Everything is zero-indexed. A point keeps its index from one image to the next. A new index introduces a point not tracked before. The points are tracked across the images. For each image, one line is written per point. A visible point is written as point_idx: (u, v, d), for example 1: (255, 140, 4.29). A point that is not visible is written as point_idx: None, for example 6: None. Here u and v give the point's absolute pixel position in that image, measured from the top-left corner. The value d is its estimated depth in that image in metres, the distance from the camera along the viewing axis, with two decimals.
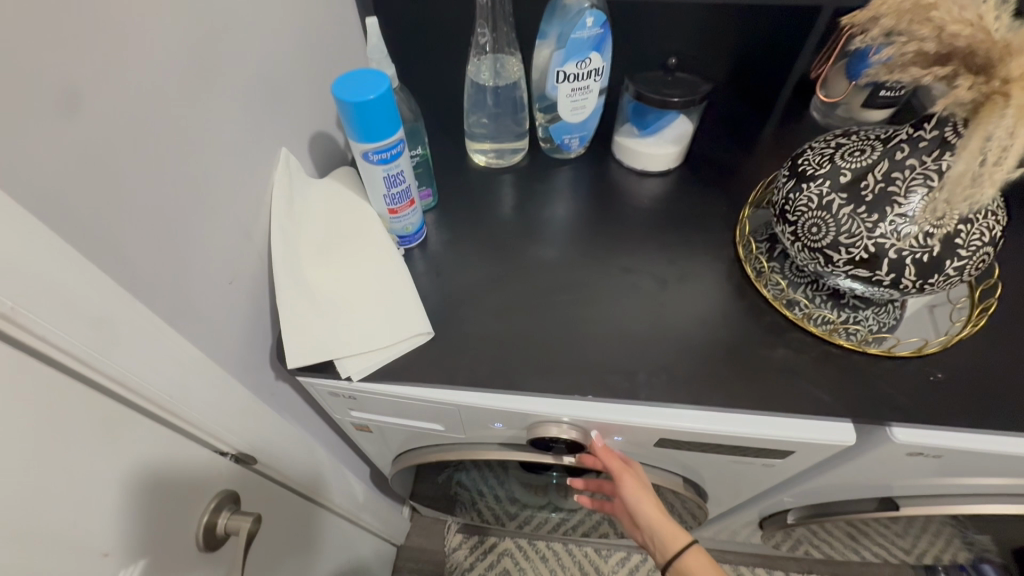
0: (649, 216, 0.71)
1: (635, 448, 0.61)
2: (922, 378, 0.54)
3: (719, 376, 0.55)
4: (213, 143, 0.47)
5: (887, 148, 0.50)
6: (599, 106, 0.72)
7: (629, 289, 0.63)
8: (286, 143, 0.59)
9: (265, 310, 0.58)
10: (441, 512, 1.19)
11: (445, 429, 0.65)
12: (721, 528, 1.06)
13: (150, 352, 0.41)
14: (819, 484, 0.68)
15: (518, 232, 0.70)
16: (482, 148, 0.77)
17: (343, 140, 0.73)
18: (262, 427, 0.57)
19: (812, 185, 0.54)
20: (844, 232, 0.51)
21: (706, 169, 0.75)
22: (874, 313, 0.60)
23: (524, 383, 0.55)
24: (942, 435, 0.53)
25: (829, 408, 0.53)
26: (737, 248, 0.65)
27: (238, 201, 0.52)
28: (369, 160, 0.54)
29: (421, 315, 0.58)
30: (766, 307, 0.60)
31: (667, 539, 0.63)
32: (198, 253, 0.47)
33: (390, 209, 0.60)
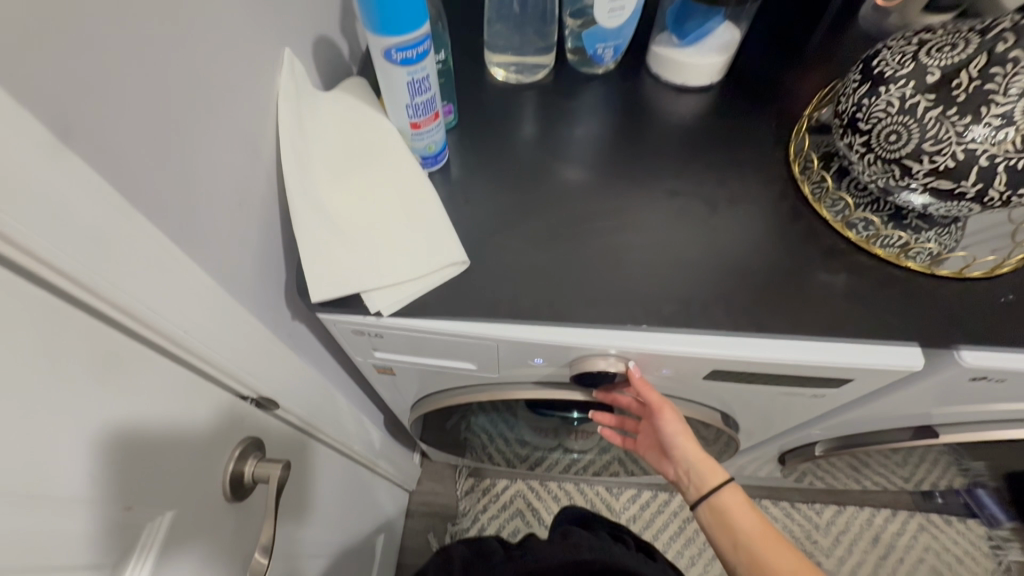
0: (691, 135, 0.64)
1: (683, 381, 0.57)
2: (993, 299, 0.51)
3: (781, 302, 0.52)
4: (212, 33, 0.39)
5: (985, 41, 0.45)
6: (638, 8, 0.63)
7: (676, 213, 0.58)
8: (289, 45, 0.51)
9: (275, 240, 0.51)
10: (453, 457, 1.18)
11: (477, 368, 0.61)
12: (732, 464, 1.07)
13: (162, 278, 0.35)
14: (859, 414, 0.66)
15: (549, 154, 0.63)
16: (503, 60, 0.68)
17: (346, 49, 0.64)
18: (282, 369, 0.52)
19: (893, 87, 0.48)
20: (929, 139, 0.46)
21: (750, 84, 0.69)
22: (937, 234, 0.55)
23: (572, 314, 0.51)
24: (1012, 357, 0.50)
25: (898, 333, 0.50)
26: (791, 168, 0.60)
27: (241, 109, 0.44)
28: (390, 60, 0.46)
29: (456, 242, 0.52)
30: (825, 230, 0.56)
31: (704, 476, 0.62)
32: (200, 166, 0.40)
33: (413, 123, 0.53)
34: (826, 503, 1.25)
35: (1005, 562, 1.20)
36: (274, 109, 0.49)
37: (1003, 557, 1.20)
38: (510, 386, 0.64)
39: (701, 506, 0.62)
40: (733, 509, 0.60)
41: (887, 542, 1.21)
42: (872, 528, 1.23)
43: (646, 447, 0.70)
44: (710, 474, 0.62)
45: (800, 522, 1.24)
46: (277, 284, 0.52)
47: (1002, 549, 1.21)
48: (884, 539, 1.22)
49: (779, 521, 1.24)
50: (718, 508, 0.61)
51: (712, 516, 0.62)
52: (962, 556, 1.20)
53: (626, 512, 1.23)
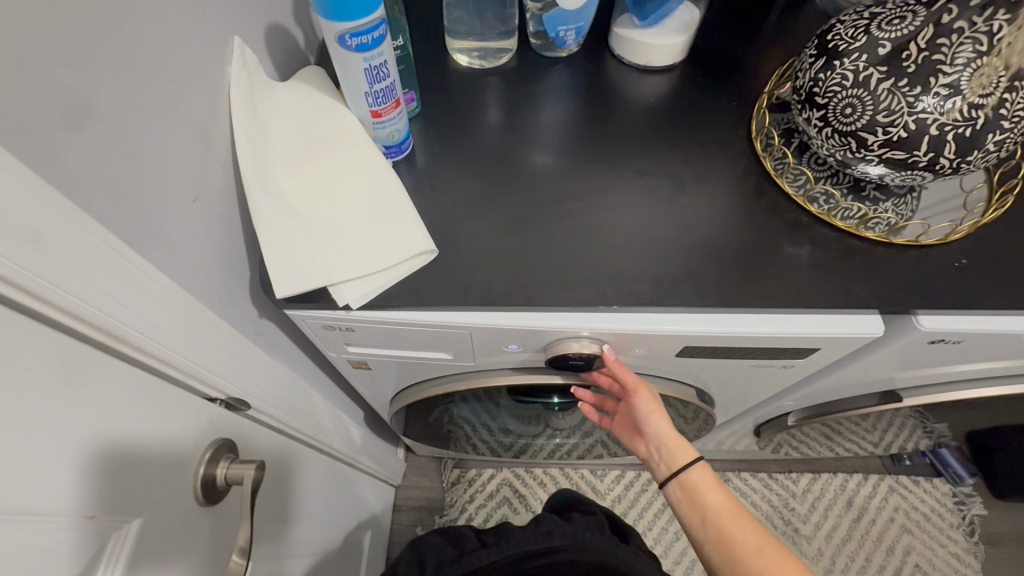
0: (656, 115, 0.65)
1: (656, 359, 0.58)
2: (947, 264, 0.53)
3: (748, 277, 0.53)
4: (153, 20, 0.38)
5: (931, 12, 0.46)
6: None
7: (643, 193, 0.58)
8: (239, 33, 0.49)
9: (236, 236, 0.50)
10: (437, 450, 1.18)
11: (453, 358, 0.61)
12: (711, 439, 1.09)
13: (113, 278, 0.34)
14: (828, 382, 0.68)
15: (516, 140, 0.63)
16: (465, 46, 0.67)
17: (302, 37, 0.62)
18: (251, 368, 0.51)
19: (846, 61, 0.49)
20: (882, 110, 0.47)
21: (712, 63, 0.69)
22: (893, 204, 0.57)
23: (544, 298, 0.51)
24: (966, 319, 0.53)
25: (859, 301, 0.51)
26: (754, 144, 0.61)
27: (191, 101, 0.42)
28: (344, 46, 0.45)
29: (422, 231, 0.51)
30: (788, 204, 0.57)
31: (676, 453, 0.63)
32: (148, 160, 0.38)
33: (373, 111, 0.52)
34: (802, 472, 1.29)
35: (968, 516, 1.26)
36: (226, 100, 0.47)
37: (966, 511, 1.27)
38: (488, 374, 0.64)
39: (670, 483, 0.63)
40: (702, 485, 0.61)
41: (860, 505, 1.26)
42: (845, 493, 1.27)
43: (620, 428, 0.71)
44: (682, 452, 0.63)
45: (778, 491, 1.28)
46: (241, 282, 0.51)
47: (966, 504, 1.27)
48: (857, 503, 1.26)
49: (757, 492, 1.28)
50: (687, 485, 0.62)
51: (680, 493, 0.63)
52: (929, 514, 1.26)
53: (611, 493, 1.25)
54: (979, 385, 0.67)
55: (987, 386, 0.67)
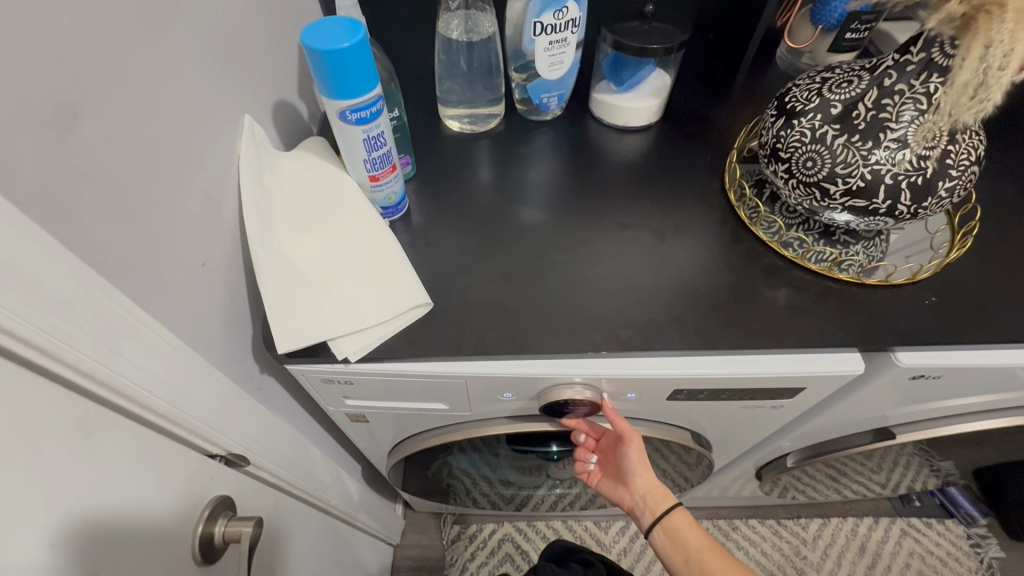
0: (635, 171, 0.69)
1: (649, 403, 0.60)
2: (919, 301, 0.56)
3: (730, 319, 0.55)
4: (172, 106, 0.42)
5: (874, 76, 0.50)
6: (575, 61, 0.69)
7: (626, 244, 0.61)
8: (248, 110, 0.53)
9: (241, 295, 0.53)
10: (437, 505, 1.15)
11: (449, 408, 0.62)
12: (715, 485, 1.08)
13: (130, 345, 0.36)
14: (821, 422, 0.69)
15: (505, 197, 0.67)
16: (456, 113, 0.73)
17: (305, 111, 0.67)
18: (250, 422, 0.52)
19: (803, 120, 0.54)
20: (840, 163, 0.52)
21: (686, 123, 0.75)
22: (864, 247, 0.61)
23: (536, 345, 0.53)
24: (942, 355, 0.54)
25: (838, 340, 0.53)
26: (728, 195, 0.66)
27: (203, 173, 0.46)
28: (345, 121, 0.49)
29: (417, 285, 0.54)
30: (763, 250, 0.61)
31: (657, 498, 0.64)
32: (162, 228, 0.41)
33: (371, 176, 0.56)
34: (810, 517, 1.26)
35: (986, 559, 1.22)
36: (236, 170, 0.51)
37: (983, 554, 1.23)
38: (485, 423, 0.64)
39: (655, 529, 0.64)
40: (684, 527, 0.62)
41: (873, 551, 1.22)
42: (857, 539, 1.24)
43: (603, 477, 0.71)
44: (663, 494, 0.65)
45: (788, 538, 1.24)
46: (244, 339, 0.53)
47: (981, 547, 1.24)
48: (870, 548, 1.23)
49: (767, 540, 1.24)
50: (670, 528, 0.63)
51: (664, 536, 0.63)
52: (945, 558, 1.22)
53: (617, 546, 1.22)
54: (958, 421, 0.68)
55: (965, 421, 0.68)
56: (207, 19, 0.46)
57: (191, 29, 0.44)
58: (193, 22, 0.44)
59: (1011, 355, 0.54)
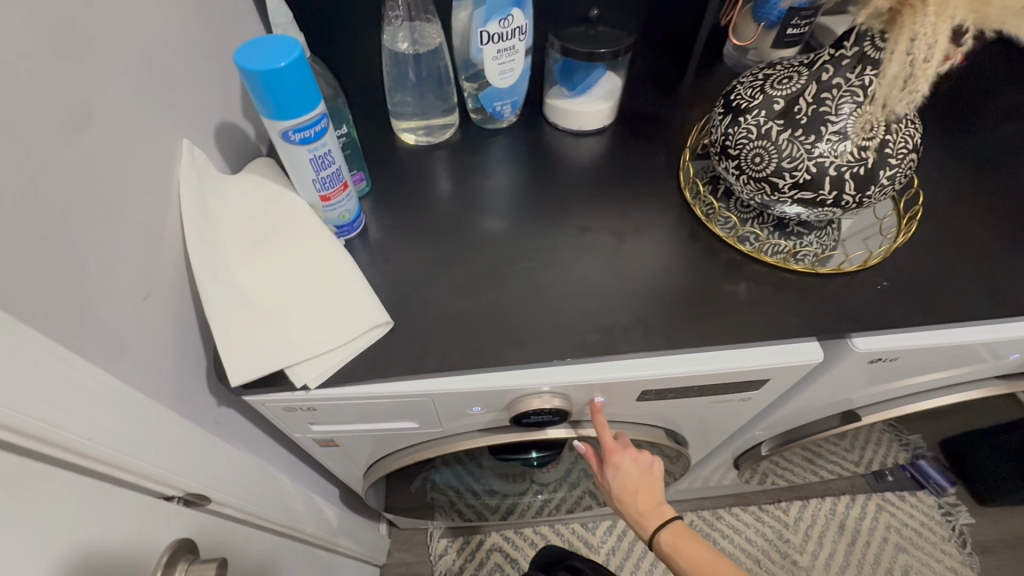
0: (592, 174, 0.70)
1: (620, 405, 0.60)
2: (871, 287, 0.57)
3: (693, 316, 0.55)
4: (99, 137, 0.40)
5: (812, 72, 0.51)
6: (526, 67, 0.69)
7: (587, 248, 0.61)
8: (188, 135, 0.52)
9: (191, 327, 0.50)
10: (421, 521, 1.13)
11: (420, 426, 0.61)
12: (696, 477, 1.09)
13: (64, 393, 0.34)
14: (789, 410, 0.70)
15: (463, 208, 0.66)
16: (410, 126, 0.72)
17: (252, 131, 0.65)
18: (208, 459, 0.50)
19: (749, 117, 0.55)
20: (786, 157, 0.53)
21: (640, 124, 0.75)
22: (816, 237, 0.62)
23: (501, 357, 0.52)
24: (896, 338, 0.56)
25: (797, 331, 0.54)
26: (684, 193, 0.66)
27: (139, 204, 0.44)
28: (289, 141, 0.48)
29: (377, 303, 0.53)
30: (721, 246, 0.61)
31: (651, 501, 0.65)
32: (94, 266, 0.39)
33: (322, 196, 0.55)
34: (791, 500, 1.29)
35: (957, 526, 1.26)
36: (177, 197, 0.49)
37: (954, 522, 1.27)
38: (458, 438, 0.63)
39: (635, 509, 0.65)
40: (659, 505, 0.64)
41: (852, 528, 1.25)
42: (836, 517, 1.27)
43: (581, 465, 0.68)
44: (658, 489, 0.65)
45: (771, 523, 1.26)
46: (197, 373, 0.51)
47: (953, 515, 1.28)
48: (849, 526, 1.26)
49: (751, 527, 1.26)
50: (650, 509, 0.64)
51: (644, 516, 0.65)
52: (920, 529, 1.26)
53: (604, 546, 1.22)
54: (912, 400, 0.72)
55: (918, 401, 0.71)
56: (135, 44, 0.44)
57: (117, 55, 0.42)
58: (120, 48, 0.42)
59: (960, 333, 0.56)
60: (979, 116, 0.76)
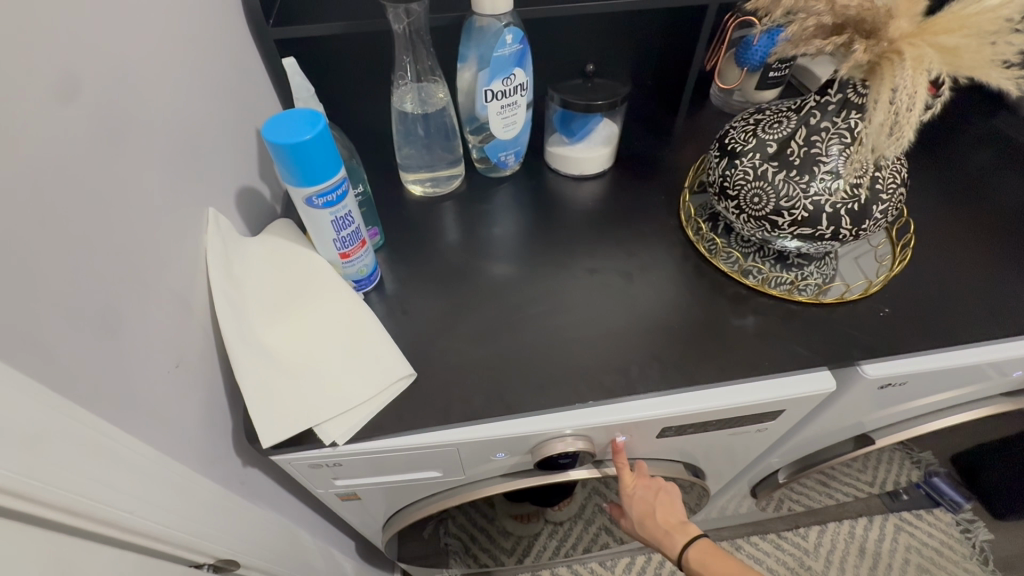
0: (596, 217, 0.72)
1: (640, 443, 0.60)
2: (873, 314, 0.60)
3: (706, 352, 0.57)
4: (132, 214, 0.42)
5: (801, 116, 0.55)
6: (527, 119, 0.73)
7: (597, 289, 0.63)
8: (212, 203, 0.54)
9: (218, 389, 0.51)
10: (437, 569, 1.11)
11: (443, 475, 0.61)
12: (713, 508, 1.08)
13: (107, 466, 0.35)
14: (804, 437, 0.71)
15: (474, 256, 0.68)
16: (418, 178, 0.75)
17: (268, 192, 0.68)
18: (235, 523, 0.50)
19: (744, 160, 0.58)
20: (783, 197, 0.56)
21: (638, 166, 0.79)
22: (817, 268, 0.65)
23: (522, 403, 0.54)
24: (906, 362, 0.58)
25: (807, 361, 0.56)
26: (686, 231, 0.69)
27: (170, 274, 0.46)
28: (312, 205, 0.50)
29: (400, 356, 0.54)
30: (726, 281, 0.64)
31: (672, 521, 0.65)
32: (129, 339, 0.40)
33: (342, 253, 0.56)
34: (809, 525, 1.27)
35: (977, 544, 1.26)
36: (204, 265, 0.51)
37: (974, 539, 1.26)
38: (481, 484, 0.64)
39: (661, 534, 0.65)
40: (686, 527, 0.64)
41: (873, 551, 1.24)
42: (855, 541, 1.25)
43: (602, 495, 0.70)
44: (677, 507, 0.65)
45: (791, 550, 1.25)
46: (223, 435, 0.51)
47: (972, 531, 1.27)
48: (869, 549, 1.24)
49: (771, 555, 1.24)
50: (674, 529, 0.65)
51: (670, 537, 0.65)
52: (940, 548, 1.25)
53: None
54: (922, 421, 0.74)
55: (927, 421, 0.73)
56: (164, 122, 0.47)
57: (149, 134, 0.45)
58: (151, 128, 0.45)
59: (964, 355, 0.58)
60: (955, 145, 0.81)
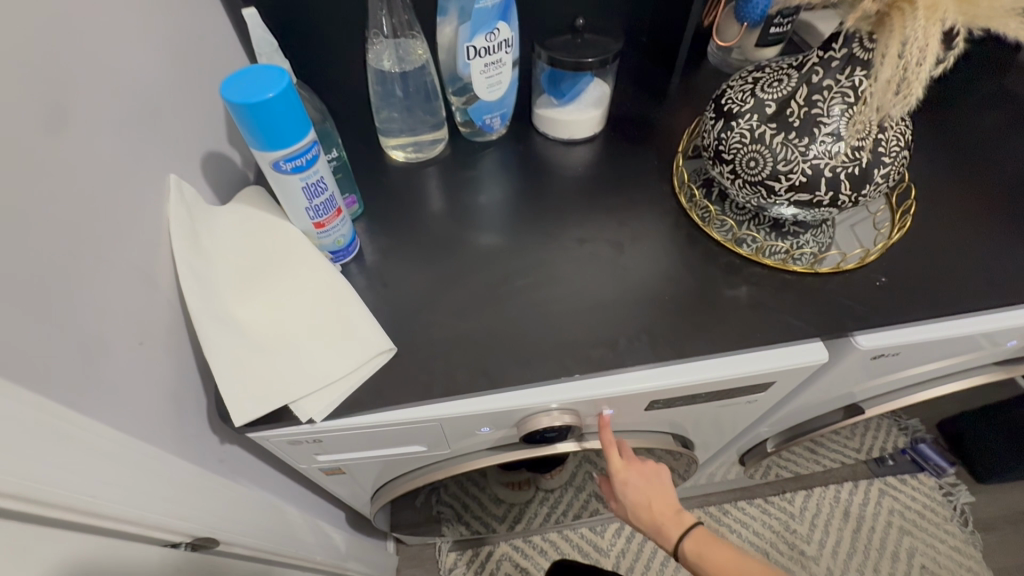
0: (586, 184, 0.69)
1: (628, 416, 0.59)
2: (870, 284, 0.58)
3: (697, 324, 0.55)
4: (83, 181, 0.39)
5: (803, 74, 0.51)
6: (513, 79, 0.69)
7: (586, 259, 0.61)
8: (174, 169, 0.50)
9: (188, 365, 0.49)
10: (429, 536, 1.12)
11: (428, 449, 0.60)
12: (701, 475, 1.09)
13: (66, 450, 0.33)
14: (794, 408, 0.71)
15: (458, 225, 0.65)
16: (399, 143, 0.71)
17: (239, 158, 0.64)
18: (214, 501, 0.49)
19: (741, 122, 0.55)
20: (780, 161, 0.53)
21: (631, 129, 0.75)
22: (813, 236, 0.63)
23: (507, 377, 0.52)
24: (901, 333, 0.56)
25: (800, 332, 0.55)
26: (679, 198, 0.66)
27: (129, 246, 0.43)
28: (280, 170, 0.47)
29: (379, 330, 0.52)
30: (719, 250, 0.61)
31: (666, 510, 0.64)
32: (87, 317, 0.38)
33: (316, 223, 0.53)
34: (795, 490, 1.29)
35: (958, 506, 1.28)
36: (166, 236, 0.48)
37: (955, 502, 1.28)
38: (468, 457, 0.63)
39: (659, 527, 0.65)
40: (681, 520, 0.63)
41: (857, 514, 1.26)
42: (840, 505, 1.28)
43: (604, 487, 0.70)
44: (671, 496, 0.64)
45: (777, 514, 1.27)
46: (197, 413, 0.50)
47: (954, 494, 1.29)
48: (854, 512, 1.27)
49: (757, 519, 1.27)
50: (671, 521, 0.64)
51: (667, 530, 0.64)
52: (923, 511, 1.27)
53: (614, 549, 1.22)
54: (910, 391, 0.73)
55: (915, 391, 0.73)
56: (117, 80, 0.43)
57: (99, 94, 0.41)
58: (103, 88, 0.41)
59: (959, 325, 0.57)
60: (961, 107, 0.77)
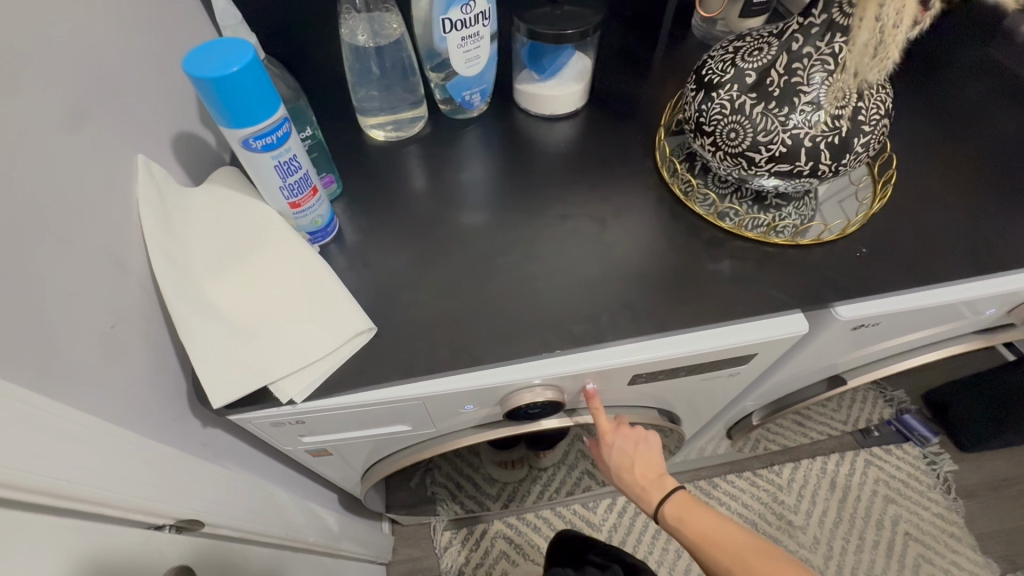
0: (568, 160, 0.69)
1: (611, 391, 0.60)
2: (851, 255, 0.58)
3: (679, 298, 0.55)
4: (45, 162, 0.38)
5: (783, 42, 0.51)
6: (492, 53, 0.67)
7: (568, 236, 0.61)
8: (141, 149, 0.49)
9: (165, 349, 0.49)
10: (424, 516, 1.14)
11: (413, 428, 0.60)
12: (690, 450, 1.10)
13: (36, 435, 0.33)
14: (777, 380, 0.71)
15: (439, 204, 0.64)
16: (378, 122, 0.70)
17: (212, 139, 0.63)
18: (198, 483, 0.48)
19: (721, 92, 0.54)
20: (760, 131, 0.52)
21: (613, 104, 0.74)
22: (795, 208, 0.62)
23: (489, 354, 0.52)
24: (882, 303, 0.56)
25: (781, 304, 0.55)
26: (661, 172, 0.66)
27: (96, 228, 0.42)
28: (250, 148, 0.46)
29: (359, 311, 0.52)
30: (702, 224, 0.61)
31: (650, 474, 0.64)
32: (54, 301, 0.37)
33: (291, 203, 0.52)
34: (783, 462, 1.31)
35: (941, 474, 1.30)
36: (137, 219, 0.47)
37: (939, 470, 1.31)
38: (454, 435, 0.63)
39: (644, 491, 0.65)
40: (666, 486, 0.64)
41: (843, 485, 1.29)
42: (827, 475, 1.30)
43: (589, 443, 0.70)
44: (656, 460, 0.65)
45: (766, 487, 1.29)
46: (177, 397, 0.49)
47: (937, 463, 1.32)
48: (840, 483, 1.29)
49: (746, 492, 1.29)
50: (656, 484, 0.64)
51: (651, 493, 0.64)
52: (907, 480, 1.30)
53: (606, 524, 1.24)
54: (891, 361, 0.74)
55: (895, 361, 0.73)
56: (79, 57, 0.42)
57: (60, 72, 0.40)
58: (62, 64, 0.40)
59: (939, 295, 0.57)
60: (946, 75, 0.77)
